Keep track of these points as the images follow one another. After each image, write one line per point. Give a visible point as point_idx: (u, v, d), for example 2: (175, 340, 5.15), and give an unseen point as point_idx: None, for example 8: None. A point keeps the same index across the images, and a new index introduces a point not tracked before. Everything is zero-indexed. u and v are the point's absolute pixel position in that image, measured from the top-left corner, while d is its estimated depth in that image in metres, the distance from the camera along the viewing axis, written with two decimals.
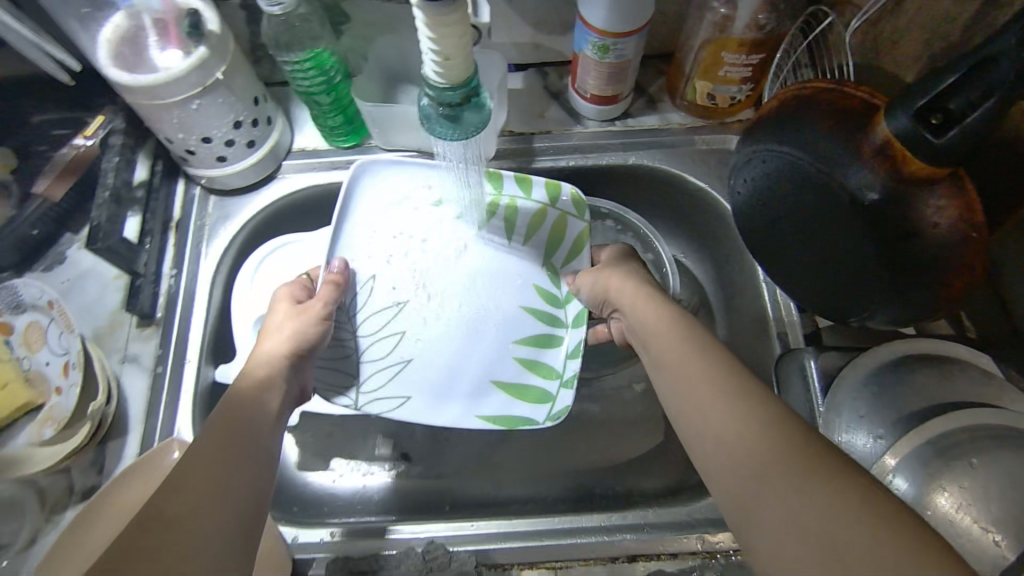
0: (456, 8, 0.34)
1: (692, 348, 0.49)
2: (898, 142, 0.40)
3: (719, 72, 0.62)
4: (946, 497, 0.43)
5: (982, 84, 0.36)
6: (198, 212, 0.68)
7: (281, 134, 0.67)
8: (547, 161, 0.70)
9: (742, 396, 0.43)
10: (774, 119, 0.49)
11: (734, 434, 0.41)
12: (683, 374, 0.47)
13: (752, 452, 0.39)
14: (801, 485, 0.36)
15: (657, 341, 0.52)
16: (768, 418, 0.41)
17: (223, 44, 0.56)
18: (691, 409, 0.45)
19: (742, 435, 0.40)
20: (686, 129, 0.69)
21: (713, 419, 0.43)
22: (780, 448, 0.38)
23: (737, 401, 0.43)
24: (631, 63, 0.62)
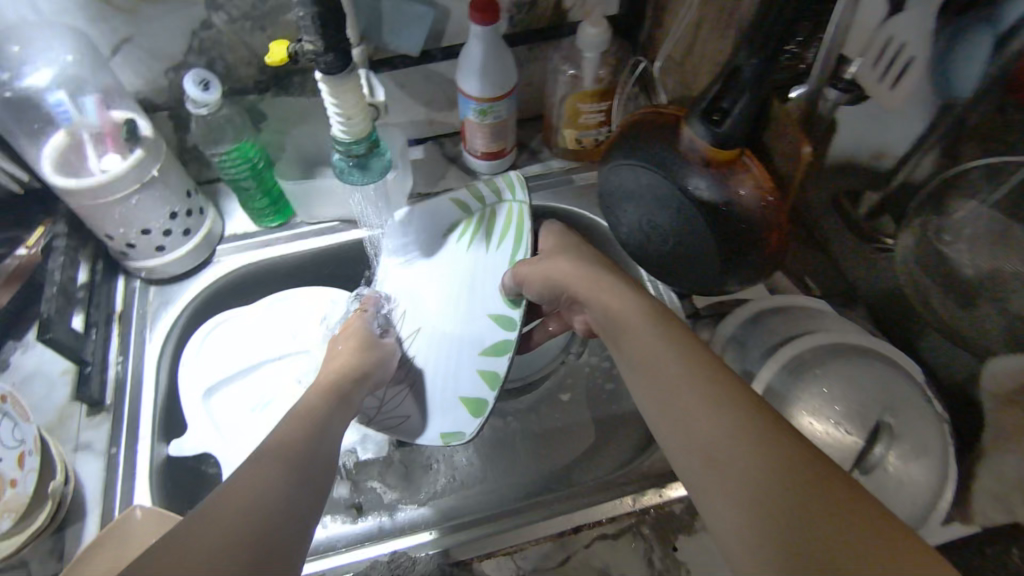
0: (350, 77, 0.45)
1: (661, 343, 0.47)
2: (696, 140, 0.54)
3: (580, 120, 0.76)
4: (801, 414, 0.56)
5: (733, 86, 0.50)
6: (138, 303, 0.73)
7: (213, 222, 0.75)
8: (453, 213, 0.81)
9: (717, 392, 0.42)
10: (618, 146, 0.63)
11: (708, 428, 0.40)
12: (650, 365, 0.47)
13: (727, 450, 0.38)
14: (774, 491, 0.35)
15: (621, 338, 0.51)
16: (741, 415, 0.40)
17: (157, 146, 0.65)
18: (663, 401, 0.44)
19: (709, 431, 0.40)
20: (566, 171, 0.83)
21: (681, 413, 0.42)
22: (758, 454, 0.37)
23: (712, 394, 0.42)
24: (509, 122, 0.76)
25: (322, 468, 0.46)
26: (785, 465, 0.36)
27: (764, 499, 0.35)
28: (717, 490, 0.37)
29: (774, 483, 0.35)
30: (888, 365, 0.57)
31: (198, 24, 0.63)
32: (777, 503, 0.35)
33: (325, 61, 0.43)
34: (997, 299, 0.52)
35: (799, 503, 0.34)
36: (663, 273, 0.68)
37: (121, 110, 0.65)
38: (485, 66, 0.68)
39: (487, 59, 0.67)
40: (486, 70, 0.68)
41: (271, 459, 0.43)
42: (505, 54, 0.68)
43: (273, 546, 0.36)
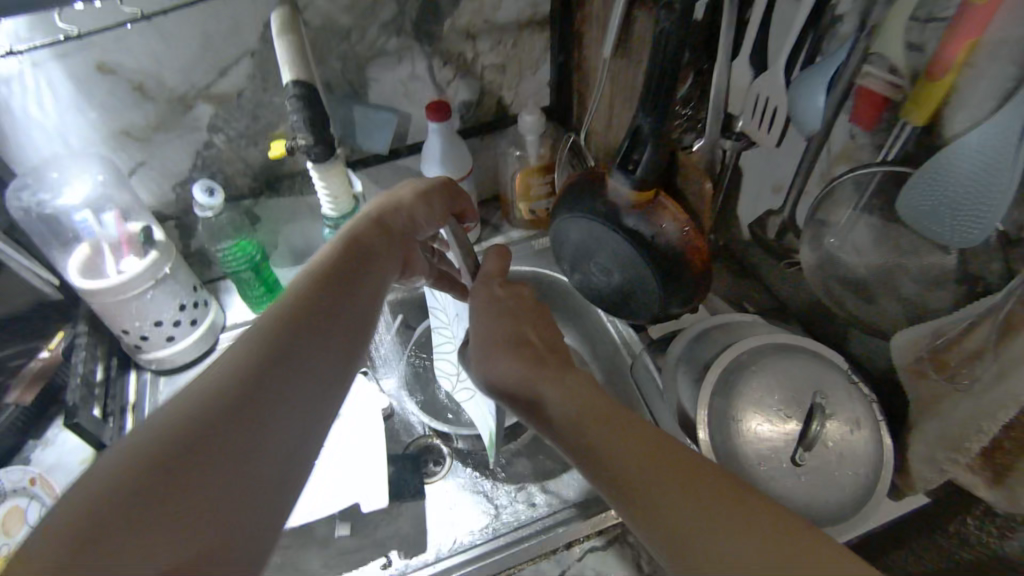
0: (334, 163, 0.57)
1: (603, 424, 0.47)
2: (620, 187, 0.66)
3: (531, 193, 0.89)
4: (750, 413, 0.64)
5: (639, 139, 0.63)
6: (150, 393, 0.80)
7: (216, 313, 0.84)
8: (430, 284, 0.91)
9: (655, 451, 0.44)
10: (561, 204, 0.75)
11: (655, 492, 0.41)
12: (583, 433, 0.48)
13: (678, 509, 0.40)
14: (737, 525, 0.38)
15: (545, 416, 0.52)
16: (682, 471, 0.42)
17: (168, 247, 0.75)
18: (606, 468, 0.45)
19: (647, 498, 0.41)
20: (526, 238, 0.95)
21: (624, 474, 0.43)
22: (707, 505, 0.40)
23: (644, 447, 0.44)
24: (470, 200, 0.88)
25: (263, 437, 0.39)
26: (732, 506, 0.39)
27: (719, 534, 0.38)
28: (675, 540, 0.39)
29: (731, 532, 0.38)
30: (813, 357, 0.67)
31: (203, 144, 0.75)
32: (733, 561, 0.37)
33: (314, 151, 0.54)
34: (887, 286, 0.63)
35: (757, 572, 0.36)
36: (616, 308, 0.78)
37: (136, 221, 0.75)
38: (444, 155, 0.81)
39: (445, 148, 0.81)
40: (445, 158, 0.81)
41: (213, 400, 0.39)
42: (460, 144, 0.82)
43: (190, 531, 0.34)
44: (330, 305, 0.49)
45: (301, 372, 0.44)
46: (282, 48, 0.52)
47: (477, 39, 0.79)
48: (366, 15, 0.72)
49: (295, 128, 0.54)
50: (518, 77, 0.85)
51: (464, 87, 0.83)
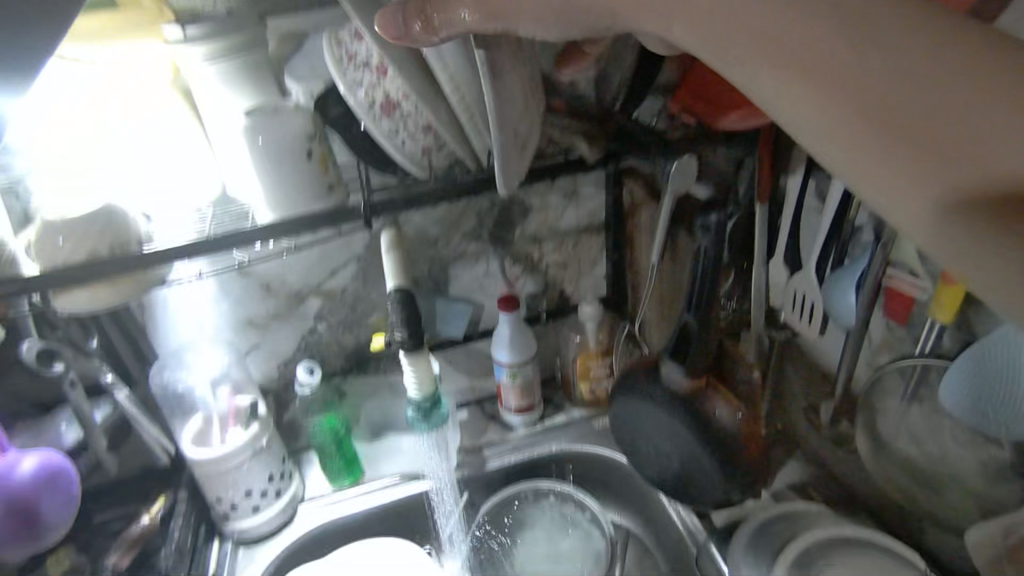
0: (423, 352, 0.66)
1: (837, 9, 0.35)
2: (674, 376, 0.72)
3: (591, 375, 0.96)
4: None
5: (686, 333, 0.71)
6: (228, 562, 0.84)
7: (297, 483, 0.90)
8: (495, 461, 0.95)
9: (859, 32, 0.35)
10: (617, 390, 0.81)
11: (902, 90, 0.34)
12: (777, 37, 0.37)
13: (902, 95, 0.34)
14: (930, 131, 0.33)
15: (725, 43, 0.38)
16: (845, 48, 0.35)
17: (268, 421, 0.84)
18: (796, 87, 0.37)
19: (844, 121, 0.35)
20: (586, 417, 0.99)
21: (813, 73, 0.36)
22: (869, 58, 0.34)
23: (825, 86, 0.35)
24: (534, 381, 0.96)
25: None
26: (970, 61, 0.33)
27: (945, 161, 0.33)
28: (880, 127, 0.34)
29: (981, 91, 0.33)
30: (887, 552, 0.65)
31: (308, 331, 0.88)
32: (961, 113, 0.33)
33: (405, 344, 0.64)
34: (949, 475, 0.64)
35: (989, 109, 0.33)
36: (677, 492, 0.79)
37: (245, 395, 0.84)
38: (513, 340, 0.91)
39: (513, 335, 0.91)
40: (513, 343, 0.91)
41: None
42: (527, 332, 0.92)
43: None
44: None
45: None
46: (389, 263, 0.66)
47: (543, 243, 0.92)
48: (451, 228, 0.88)
49: (392, 323, 0.64)
50: (579, 273, 0.96)
51: (531, 281, 0.95)
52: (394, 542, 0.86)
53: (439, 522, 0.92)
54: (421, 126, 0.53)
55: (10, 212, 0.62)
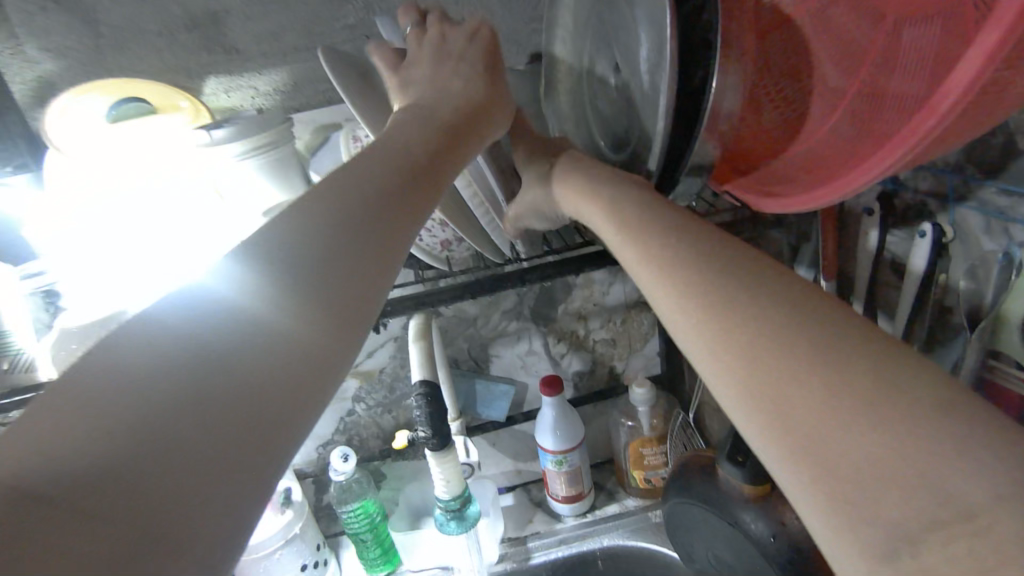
0: (451, 449, 0.62)
1: (721, 285, 0.32)
2: (737, 480, 0.64)
3: (644, 462, 0.87)
4: None
5: None
6: None
7: (332, 572, 0.85)
8: (540, 556, 0.86)
9: (807, 321, 0.29)
10: (671, 487, 0.72)
11: (832, 424, 0.26)
12: (713, 283, 0.32)
13: (839, 435, 0.25)
14: (831, 438, 0.26)
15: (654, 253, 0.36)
16: (774, 298, 0.30)
17: (301, 506, 0.82)
18: (726, 347, 0.30)
19: (730, 365, 0.30)
20: (642, 507, 0.90)
21: (720, 312, 0.31)
22: (782, 339, 0.29)
23: (735, 336, 0.30)
24: (583, 467, 0.88)
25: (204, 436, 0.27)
26: (868, 362, 0.27)
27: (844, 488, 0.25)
28: (840, 455, 0.25)
29: (860, 398, 0.26)
30: None
31: (346, 413, 0.87)
32: (826, 397, 0.26)
33: (430, 440, 0.60)
34: None
35: (914, 430, 0.24)
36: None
37: (281, 479, 0.84)
38: (557, 423, 0.85)
39: (557, 418, 0.85)
40: (557, 426, 0.85)
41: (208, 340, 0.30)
42: (572, 413, 0.86)
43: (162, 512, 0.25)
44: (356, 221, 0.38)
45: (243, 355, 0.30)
46: (417, 354, 0.63)
47: (588, 320, 0.88)
48: (491, 307, 0.85)
49: (418, 418, 0.60)
50: (628, 350, 0.91)
51: (577, 360, 0.91)
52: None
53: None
54: (439, 222, 0.54)
55: None
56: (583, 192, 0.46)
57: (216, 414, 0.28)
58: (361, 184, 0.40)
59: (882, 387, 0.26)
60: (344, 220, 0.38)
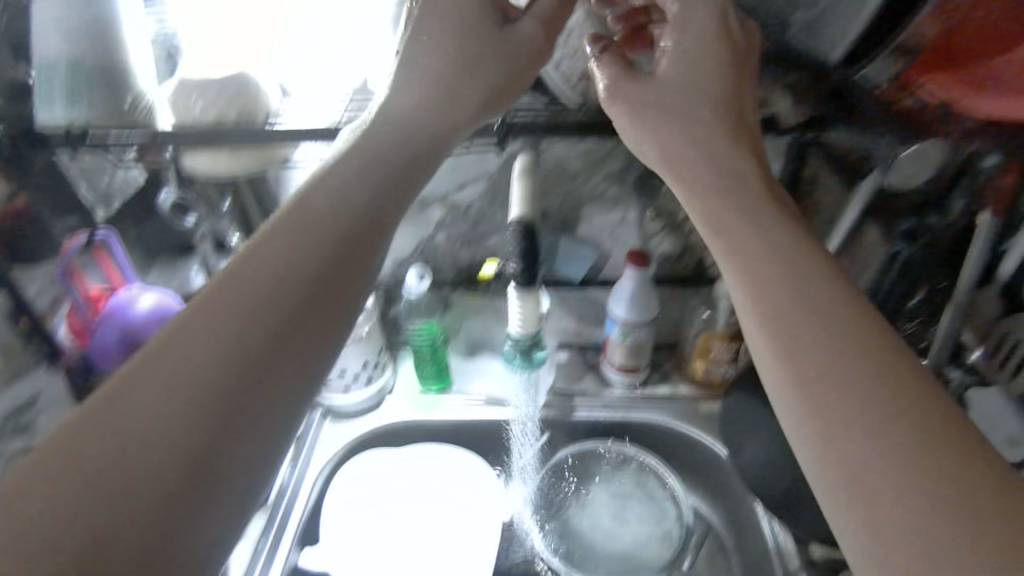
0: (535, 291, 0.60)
1: (835, 355, 0.40)
2: None
3: (711, 355, 0.86)
4: None
5: None
6: (312, 428, 0.89)
7: (387, 378, 0.92)
8: (584, 414, 0.91)
9: (901, 410, 0.37)
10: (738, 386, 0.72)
11: (907, 500, 0.35)
12: (820, 348, 0.40)
13: (907, 516, 0.34)
14: (905, 513, 0.35)
15: (763, 282, 0.43)
16: (874, 385, 0.38)
17: (371, 313, 0.85)
18: (823, 416, 0.39)
19: (822, 429, 0.38)
20: (693, 397, 0.90)
21: (832, 380, 0.39)
22: (878, 423, 0.37)
23: (835, 411, 0.38)
24: (647, 345, 0.88)
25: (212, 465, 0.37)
26: (942, 462, 0.35)
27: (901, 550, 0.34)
28: (892, 518, 0.35)
29: (934, 486, 0.35)
30: None
31: (426, 236, 0.87)
32: (906, 478, 0.35)
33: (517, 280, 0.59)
34: None
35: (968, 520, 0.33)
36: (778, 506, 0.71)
37: None
38: (635, 297, 0.83)
39: (636, 292, 0.82)
40: (635, 300, 0.83)
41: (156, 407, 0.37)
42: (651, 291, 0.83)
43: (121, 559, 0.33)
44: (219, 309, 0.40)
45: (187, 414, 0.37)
46: (519, 190, 0.60)
47: None
48: (596, 165, 0.80)
49: (509, 256, 0.59)
50: None
51: (669, 240, 0.86)
52: (467, 460, 0.88)
53: (512, 459, 0.91)
54: None
55: (158, 63, 0.67)
56: (700, 174, 0.51)
57: (117, 499, 0.34)
58: (296, 272, 0.42)
59: (952, 480, 0.35)
60: (322, 253, 0.44)
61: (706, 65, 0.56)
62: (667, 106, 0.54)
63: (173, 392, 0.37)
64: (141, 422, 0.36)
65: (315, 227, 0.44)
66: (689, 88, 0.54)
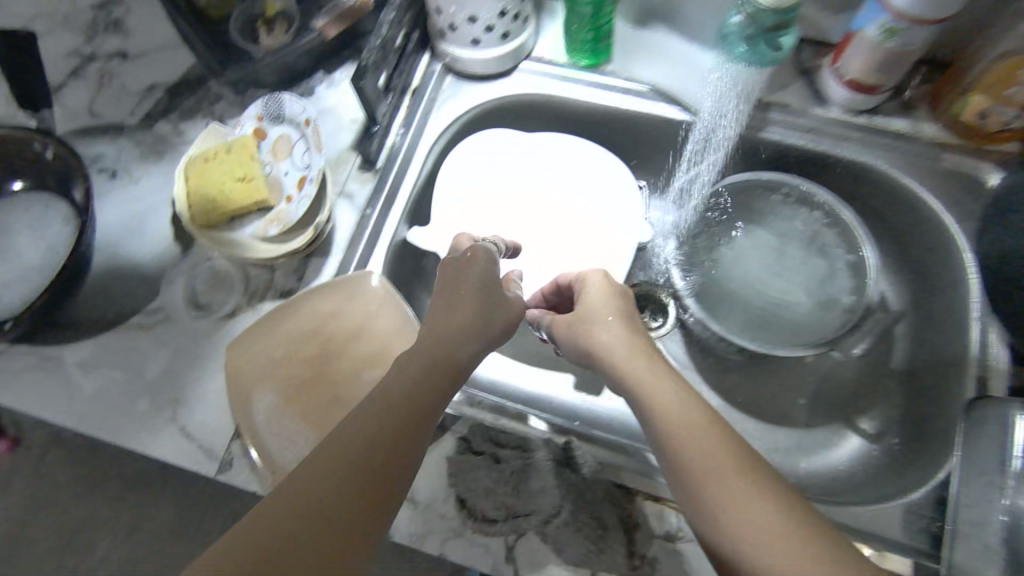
0: None
1: (697, 412, 0.41)
2: None
3: (1007, 90, 0.57)
4: None
5: None
6: (433, 86, 0.74)
7: (527, 38, 0.72)
8: (779, 134, 0.69)
9: (706, 448, 0.39)
10: None
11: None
12: (682, 403, 0.42)
13: None
14: None
15: (666, 379, 0.45)
16: (707, 441, 0.39)
17: None
18: (682, 484, 0.39)
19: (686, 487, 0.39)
20: (937, 143, 0.65)
21: (686, 444, 0.40)
22: (700, 470, 0.38)
23: (681, 463, 0.39)
24: (912, 57, 0.59)
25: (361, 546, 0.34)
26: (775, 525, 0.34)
27: None
28: (719, 484, 0.37)
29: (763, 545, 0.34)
30: None
31: None
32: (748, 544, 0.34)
33: None
34: None
35: None
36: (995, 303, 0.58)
37: None
38: None
39: None
40: None
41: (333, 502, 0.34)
42: None
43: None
44: (425, 393, 0.40)
45: (339, 475, 0.35)
46: None
47: None
48: None
49: None
50: None
51: None
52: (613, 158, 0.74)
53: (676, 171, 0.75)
54: None
55: None
56: (606, 320, 0.52)
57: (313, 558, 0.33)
58: (422, 378, 0.41)
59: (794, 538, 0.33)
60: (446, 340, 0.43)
61: (630, 313, 0.54)
62: (576, 326, 0.54)
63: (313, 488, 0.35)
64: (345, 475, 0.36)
65: (457, 323, 0.45)
66: (622, 348, 0.49)
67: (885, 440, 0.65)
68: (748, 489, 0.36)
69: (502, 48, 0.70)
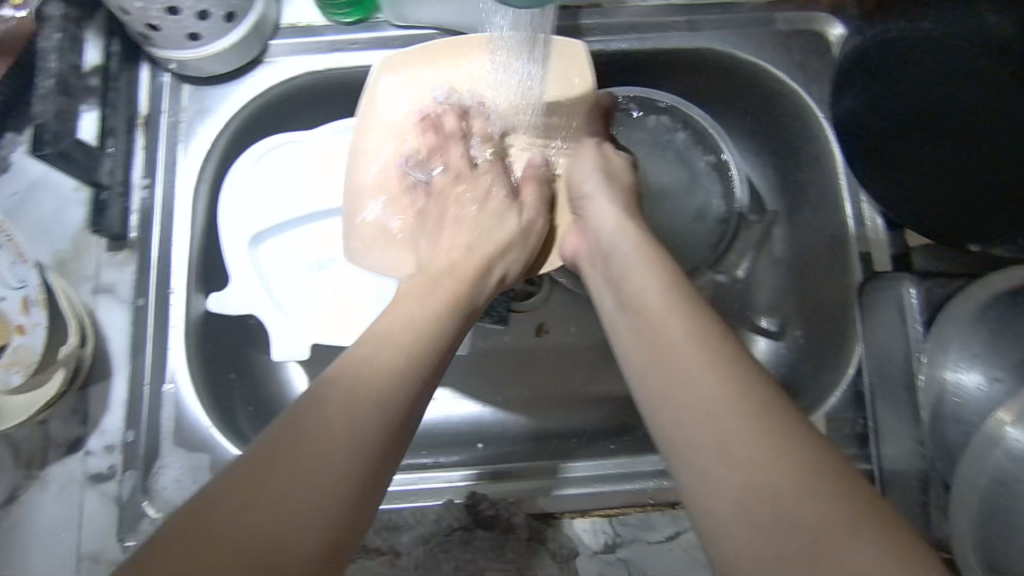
0: None
1: (697, 318, 0.38)
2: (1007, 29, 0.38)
3: None
4: None
5: None
6: (168, 106, 0.55)
7: (266, 6, 0.54)
8: (599, 43, 0.56)
9: (726, 361, 0.35)
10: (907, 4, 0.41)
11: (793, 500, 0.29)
12: (693, 314, 0.38)
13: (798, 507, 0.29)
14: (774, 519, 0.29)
15: (645, 282, 0.41)
16: (720, 353, 0.36)
17: None
18: (691, 408, 0.34)
19: (717, 398, 0.34)
20: (765, 4, 0.57)
21: (710, 366, 0.35)
22: (713, 379, 0.35)
23: (703, 373, 0.35)
24: None
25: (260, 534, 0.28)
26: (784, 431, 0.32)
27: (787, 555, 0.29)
28: (705, 458, 0.33)
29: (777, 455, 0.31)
30: None
31: None
32: (776, 472, 0.30)
33: None
34: None
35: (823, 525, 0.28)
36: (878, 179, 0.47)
37: None
38: None
39: None
40: None
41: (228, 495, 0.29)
42: None
43: None
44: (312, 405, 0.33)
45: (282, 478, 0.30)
46: None
47: None
48: None
49: None
50: None
51: None
52: None
53: None
54: None
55: None
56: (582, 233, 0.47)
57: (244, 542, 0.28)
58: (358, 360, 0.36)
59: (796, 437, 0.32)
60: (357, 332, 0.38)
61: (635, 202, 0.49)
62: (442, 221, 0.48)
63: (264, 492, 0.29)
64: (312, 492, 0.30)
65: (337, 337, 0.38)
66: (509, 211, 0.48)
67: (789, 333, 0.59)
68: (792, 438, 0.31)
69: (234, 32, 0.52)
